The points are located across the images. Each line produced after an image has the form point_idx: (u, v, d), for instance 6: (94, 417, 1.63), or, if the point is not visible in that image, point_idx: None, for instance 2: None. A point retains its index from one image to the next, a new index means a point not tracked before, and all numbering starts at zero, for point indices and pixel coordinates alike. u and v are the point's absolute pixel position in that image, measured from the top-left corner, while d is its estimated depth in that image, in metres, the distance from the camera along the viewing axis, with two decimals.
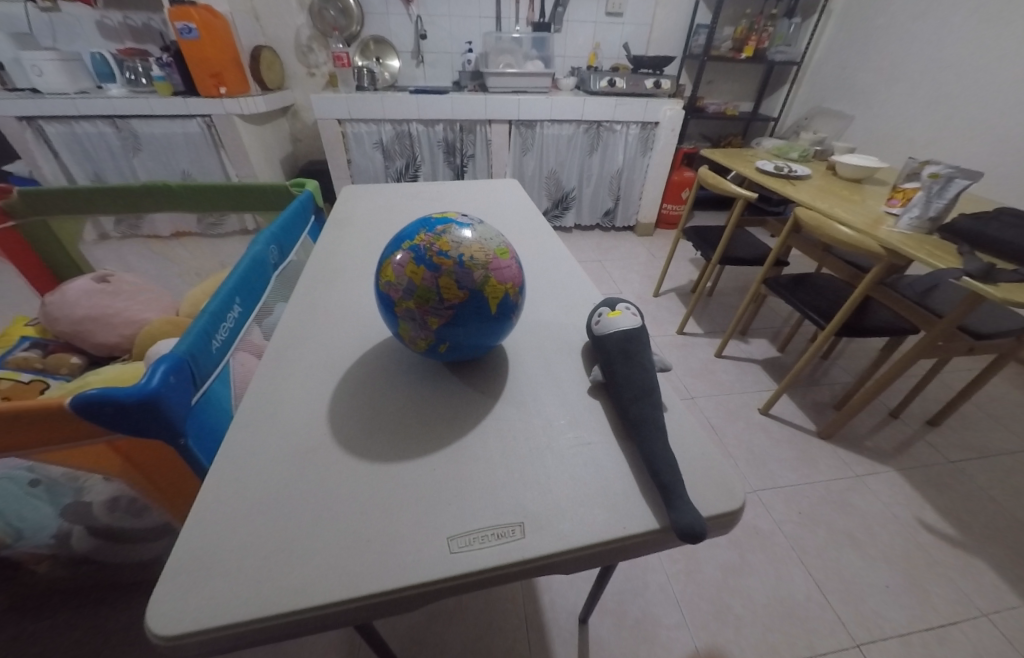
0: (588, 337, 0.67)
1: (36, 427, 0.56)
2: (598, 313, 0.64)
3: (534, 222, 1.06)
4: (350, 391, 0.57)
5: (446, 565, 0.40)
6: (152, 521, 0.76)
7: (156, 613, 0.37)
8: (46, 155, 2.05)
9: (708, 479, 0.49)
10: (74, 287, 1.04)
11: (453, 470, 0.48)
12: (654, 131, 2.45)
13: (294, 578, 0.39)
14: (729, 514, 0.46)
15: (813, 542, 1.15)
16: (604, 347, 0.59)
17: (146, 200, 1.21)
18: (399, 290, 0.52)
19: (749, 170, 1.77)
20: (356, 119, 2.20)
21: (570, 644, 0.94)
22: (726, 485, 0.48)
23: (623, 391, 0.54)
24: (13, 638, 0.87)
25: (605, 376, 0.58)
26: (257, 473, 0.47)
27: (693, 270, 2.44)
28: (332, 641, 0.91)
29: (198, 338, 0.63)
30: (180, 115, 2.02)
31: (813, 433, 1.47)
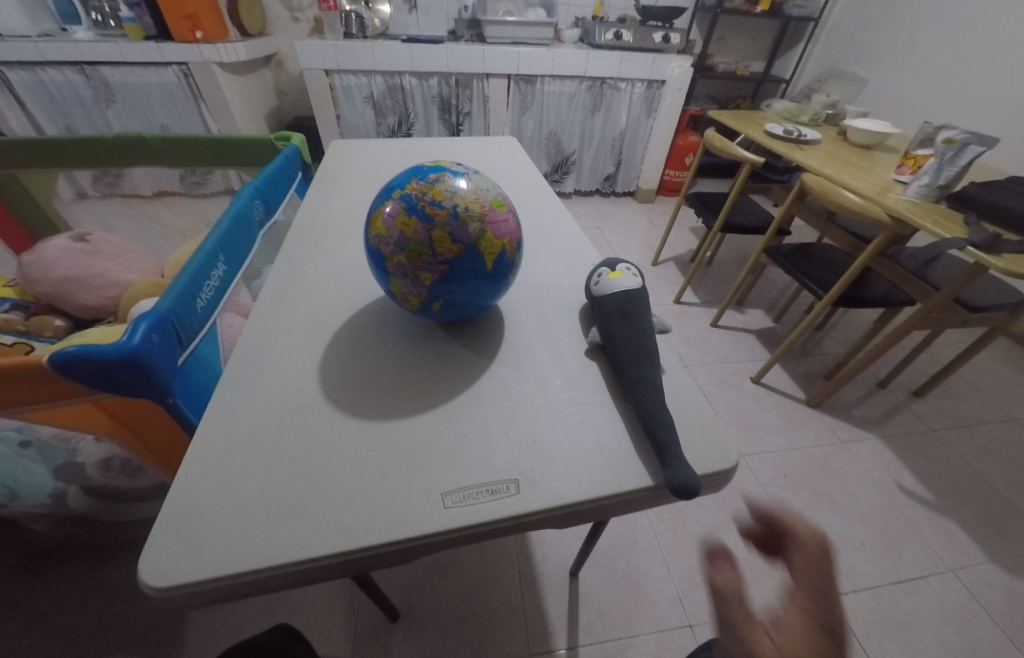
0: (587, 298, 0.65)
1: (19, 386, 0.54)
2: (595, 276, 0.62)
3: (533, 182, 1.02)
4: (340, 350, 0.56)
5: (441, 520, 0.40)
6: (146, 480, 0.76)
7: (146, 565, 0.37)
8: (12, 105, 1.93)
9: (703, 439, 0.49)
10: (52, 245, 1.00)
11: (447, 429, 0.48)
12: (659, 90, 2.35)
13: (288, 532, 0.39)
14: (722, 473, 0.47)
15: (796, 506, 1.19)
16: (601, 312, 0.58)
17: (122, 153, 1.14)
18: (390, 244, 0.49)
19: (756, 133, 1.71)
20: (345, 70, 2.07)
21: (559, 597, 0.98)
22: (723, 446, 0.49)
23: (622, 355, 0.53)
24: (19, 588, 0.90)
25: (602, 338, 0.57)
26: (247, 432, 0.46)
27: (692, 238, 2.40)
28: (331, 599, 0.94)
29: (181, 295, 0.61)
30: (155, 63, 1.89)
31: (802, 402, 1.50)
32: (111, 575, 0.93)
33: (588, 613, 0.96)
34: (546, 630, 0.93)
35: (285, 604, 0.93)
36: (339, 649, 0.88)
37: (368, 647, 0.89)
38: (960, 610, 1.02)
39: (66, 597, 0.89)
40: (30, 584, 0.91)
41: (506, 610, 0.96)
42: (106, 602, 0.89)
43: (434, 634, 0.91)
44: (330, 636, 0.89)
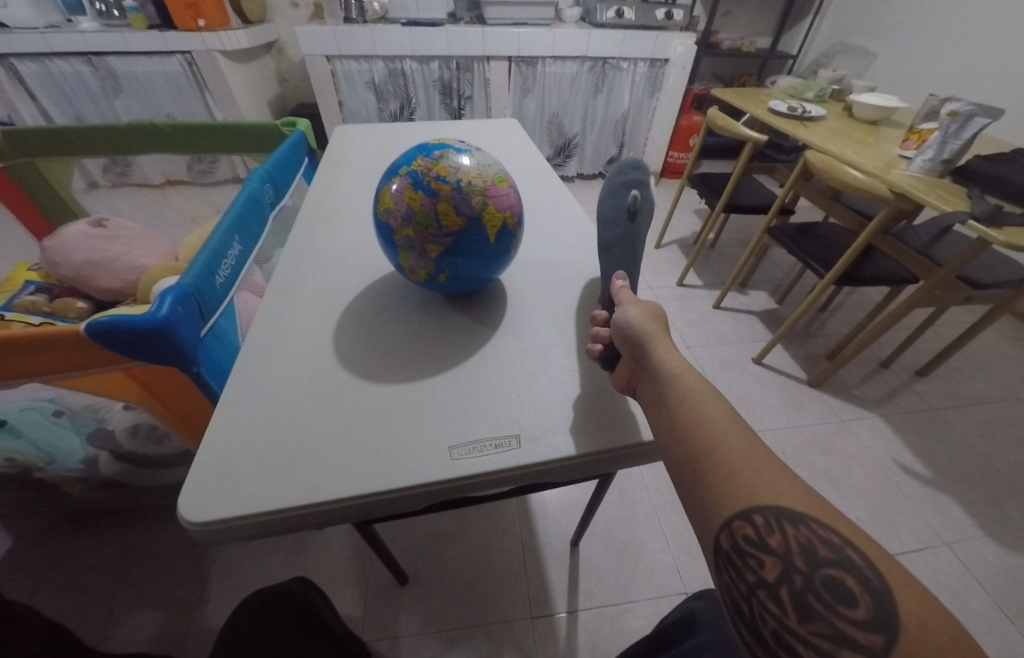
0: (626, 167, 0.67)
1: (56, 353, 0.58)
2: (613, 174, 0.67)
3: (534, 164, 1.03)
4: (352, 323, 0.59)
5: (451, 469, 0.44)
6: (173, 448, 0.82)
7: (185, 501, 0.41)
8: (23, 97, 1.97)
9: None
10: (72, 232, 1.03)
11: (453, 391, 0.51)
12: (663, 70, 2.32)
13: (310, 480, 0.43)
14: None
15: None
16: (606, 205, 0.64)
17: (133, 139, 1.17)
18: (398, 217, 0.52)
19: (761, 111, 1.70)
20: (346, 55, 2.07)
21: (562, 563, 1.03)
22: None
23: (613, 253, 0.61)
24: (55, 550, 0.96)
25: (641, 210, 0.63)
26: (269, 394, 0.50)
27: (696, 221, 2.40)
28: (345, 567, 0.99)
29: (201, 272, 0.64)
30: (159, 53, 1.91)
31: (803, 381, 1.52)
32: (141, 539, 0.99)
33: (589, 579, 1.01)
34: (549, 594, 0.98)
35: (303, 567, 0.98)
36: (355, 609, 0.94)
37: (381, 608, 0.94)
38: (952, 580, 1.05)
39: (101, 558, 0.96)
40: (64, 547, 0.97)
41: (512, 574, 1.01)
42: (135, 565, 0.95)
43: (442, 598, 0.96)
44: (346, 598, 0.95)
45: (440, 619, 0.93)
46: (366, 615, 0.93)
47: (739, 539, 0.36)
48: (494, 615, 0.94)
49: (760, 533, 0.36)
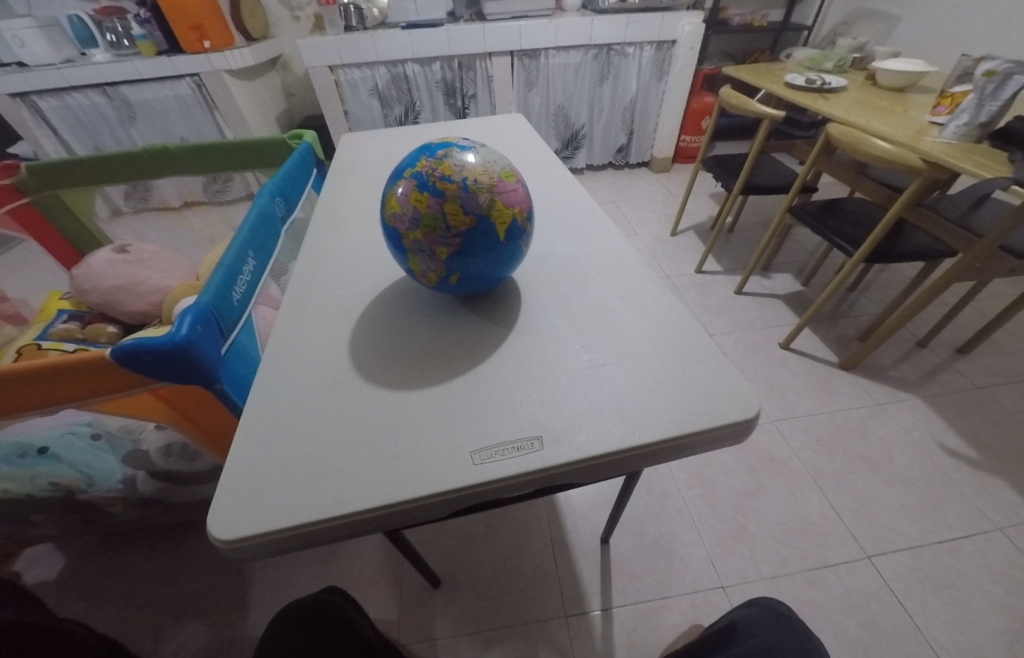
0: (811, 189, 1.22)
1: (89, 380, 0.60)
2: None
3: (543, 156, 1.01)
4: (367, 331, 0.58)
5: (472, 474, 0.43)
6: (204, 463, 0.83)
7: (212, 518, 0.41)
8: (46, 132, 2.05)
9: (721, 393, 0.49)
10: (98, 257, 1.07)
11: (472, 395, 0.50)
12: (670, 52, 2.26)
13: (332, 492, 0.42)
14: (744, 423, 0.47)
15: (830, 468, 1.17)
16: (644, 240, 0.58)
17: (150, 164, 1.20)
18: (406, 221, 0.51)
19: (776, 86, 1.63)
20: (349, 64, 2.08)
21: (593, 562, 1.01)
22: (742, 397, 0.49)
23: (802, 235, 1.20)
24: (104, 566, 1.00)
25: None
26: (289, 408, 0.50)
27: (712, 205, 2.33)
28: (376, 573, 1.00)
29: (219, 290, 0.65)
30: (170, 77, 1.96)
31: (834, 365, 1.46)
32: (181, 553, 1.02)
33: (620, 577, 0.99)
34: (581, 595, 0.96)
35: (336, 572, 0.99)
36: (387, 611, 0.94)
37: (413, 610, 0.95)
38: (1009, 568, 0.99)
39: (145, 574, 0.99)
40: (111, 563, 1.01)
41: (543, 572, 1.00)
42: (177, 578, 0.98)
43: (472, 600, 0.96)
44: (378, 601, 0.96)
45: (472, 621, 0.93)
46: (401, 619, 0.94)
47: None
48: (526, 615, 0.94)
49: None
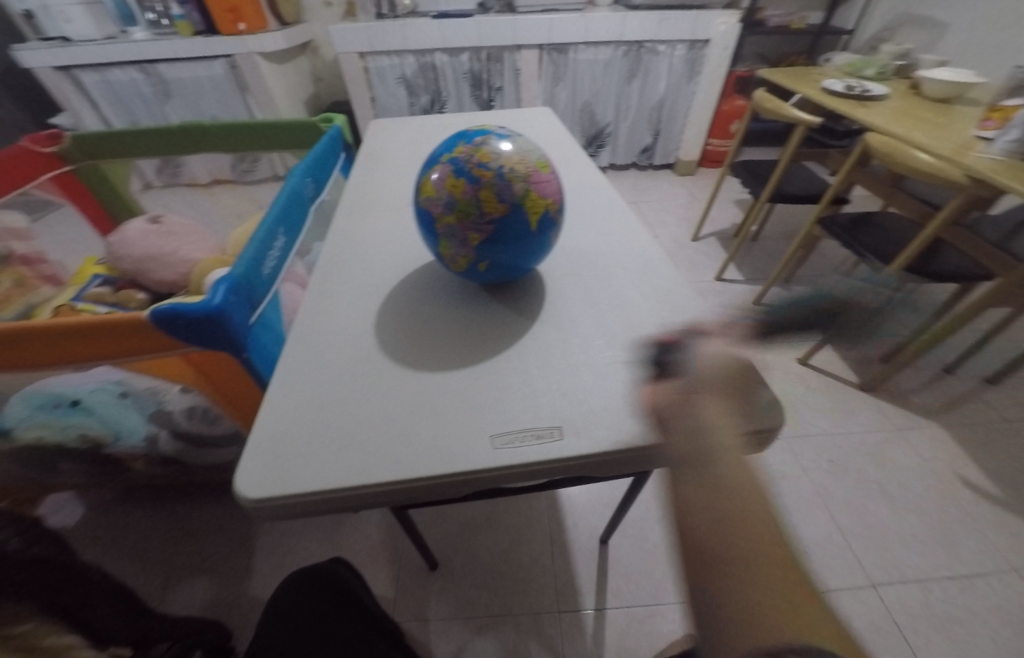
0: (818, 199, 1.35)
1: (122, 339, 0.62)
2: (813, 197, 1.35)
3: (570, 151, 1.01)
4: (393, 314, 0.59)
5: (490, 457, 0.44)
6: (224, 428, 0.86)
7: (241, 479, 0.42)
8: (85, 104, 2.13)
9: (744, 399, 0.49)
10: (132, 228, 1.10)
11: (493, 381, 0.51)
12: (703, 51, 2.22)
13: (355, 464, 0.44)
14: (766, 431, 0.47)
15: (841, 490, 1.16)
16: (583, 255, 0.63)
17: (184, 141, 1.23)
18: (440, 205, 0.52)
19: (813, 92, 1.59)
20: (379, 51, 2.10)
21: (591, 559, 1.02)
22: (765, 405, 0.48)
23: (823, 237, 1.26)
24: (120, 519, 1.04)
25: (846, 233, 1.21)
26: (315, 381, 0.51)
27: (737, 212, 2.29)
28: (380, 555, 1.01)
29: (251, 263, 0.67)
30: (204, 57, 2.00)
31: (853, 384, 1.43)
32: (194, 514, 1.06)
33: (619, 578, 1.00)
34: (580, 592, 0.97)
35: (343, 549, 1.02)
36: (389, 590, 0.97)
37: (414, 594, 0.97)
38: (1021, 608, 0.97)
39: (160, 532, 1.03)
40: (127, 517, 1.05)
41: (543, 566, 1.01)
42: (188, 538, 1.02)
43: (471, 586, 0.98)
44: (382, 582, 0.98)
45: (471, 607, 0.95)
46: (399, 597, 0.96)
47: (718, 610, 0.32)
48: (523, 606, 0.95)
49: (740, 612, 0.31)
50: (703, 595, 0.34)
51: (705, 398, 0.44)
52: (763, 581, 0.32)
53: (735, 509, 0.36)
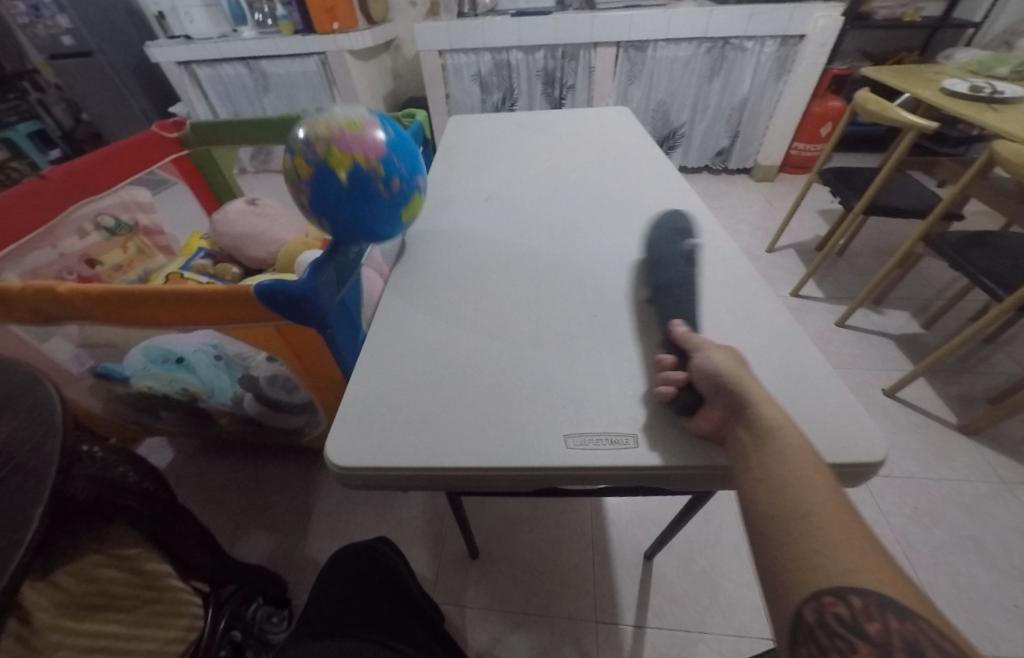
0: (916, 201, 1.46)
1: (227, 308, 0.69)
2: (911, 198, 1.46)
3: (647, 150, 0.97)
4: (469, 305, 0.61)
5: (564, 456, 0.44)
6: (301, 397, 0.93)
7: (332, 447, 0.45)
8: (199, 96, 2.39)
9: (839, 427, 0.45)
10: (232, 208, 1.22)
11: (567, 380, 0.51)
12: (796, 47, 2.04)
13: (433, 446, 0.45)
14: (866, 467, 0.43)
15: (924, 543, 1.03)
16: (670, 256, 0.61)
17: (278, 130, 1.34)
18: (286, 179, 0.66)
19: (928, 93, 1.42)
20: (456, 49, 2.15)
21: (631, 572, 0.99)
22: (865, 437, 0.44)
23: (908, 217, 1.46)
24: (205, 468, 1.17)
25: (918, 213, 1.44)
26: (397, 362, 0.54)
27: (822, 224, 2.11)
28: (424, 536, 1.05)
29: (343, 247, 0.71)
30: (301, 54, 2.16)
31: (950, 426, 1.27)
32: (266, 473, 1.16)
33: (660, 596, 0.96)
34: (617, 603, 0.95)
35: (392, 524, 1.07)
36: (431, 570, 1.00)
37: (454, 577, 0.99)
38: None
39: (236, 484, 1.14)
40: (210, 468, 1.17)
41: (582, 571, 0.99)
42: (260, 494, 1.12)
43: (508, 579, 0.99)
44: (424, 560, 1.02)
45: (507, 599, 0.96)
46: (438, 578, 0.99)
47: (828, 616, 0.32)
48: (558, 607, 0.94)
49: (857, 616, 0.31)
50: (807, 604, 0.33)
51: (726, 402, 0.43)
52: (874, 580, 0.33)
53: (817, 509, 0.36)
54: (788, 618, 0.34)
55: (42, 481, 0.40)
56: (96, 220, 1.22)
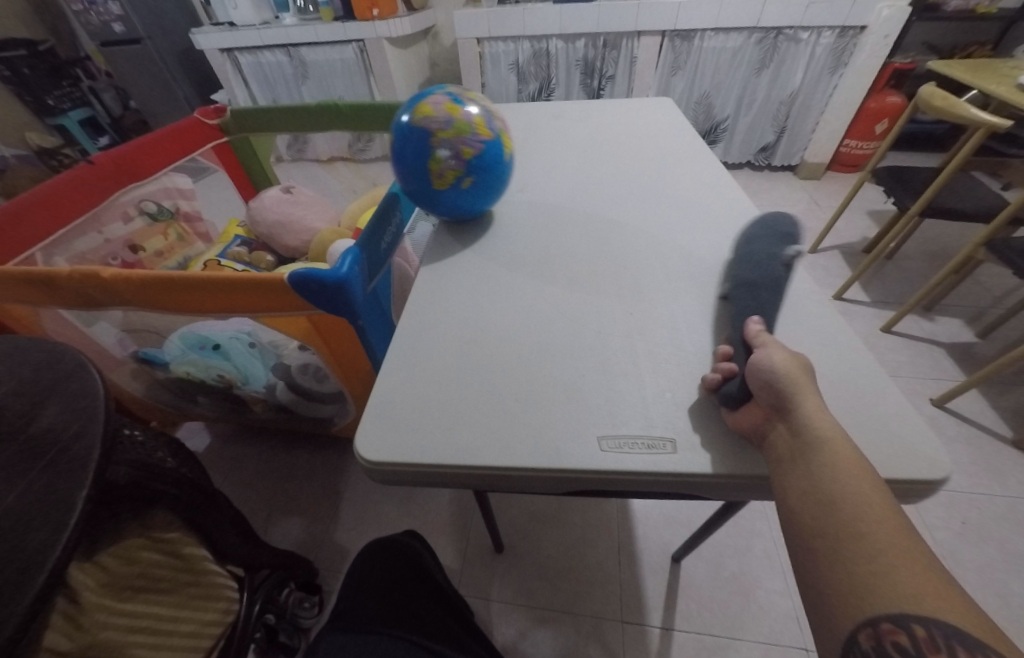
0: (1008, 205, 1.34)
1: (259, 296, 0.70)
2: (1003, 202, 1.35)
3: (691, 142, 0.92)
4: (500, 298, 0.59)
5: (596, 457, 0.42)
6: (330, 386, 0.94)
7: (361, 438, 0.45)
8: (239, 83, 2.44)
9: (900, 444, 0.41)
10: (268, 195, 1.24)
11: (602, 381, 0.49)
12: (856, 39, 1.91)
13: (462, 442, 0.44)
14: (927, 485, 0.39)
15: (977, 566, 0.96)
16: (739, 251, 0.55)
17: (315, 119, 1.35)
18: (439, 122, 0.62)
19: (1003, 89, 1.30)
20: (495, 37, 2.12)
21: (658, 576, 0.97)
22: (926, 452, 0.40)
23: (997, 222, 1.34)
24: (237, 449, 1.21)
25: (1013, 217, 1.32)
26: (427, 354, 0.53)
27: (871, 225, 1.99)
28: (444, 525, 1.06)
29: (373, 235, 0.71)
30: (339, 42, 2.17)
31: (1008, 443, 1.17)
32: (293, 456, 1.19)
33: (687, 601, 0.93)
34: (641, 606, 0.93)
35: (412, 512, 1.08)
36: (451, 559, 1.01)
37: (475, 566, 1.00)
38: None
39: (265, 465, 1.17)
40: (241, 448, 1.21)
41: (604, 571, 0.98)
42: (287, 477, 1.15)
43: (528, 573, 0.98)
44: (444, 548, 1.02)
45: (528, 593, 0.95)
46: (458, 567, 0.99)
47: (888, 648, 0.29)
48: (581, 606, 0.93)
49: (920, 647, 0.29)
50: (862, 630, 0.30)
51: (774, 401, 0.41)
52: (941, 607, 0.30)
53: (878, 526, 0.33)
54: (838, 642, 0.31)
55: (85, 463, 0.41)
56: (139, 206, 1.26)
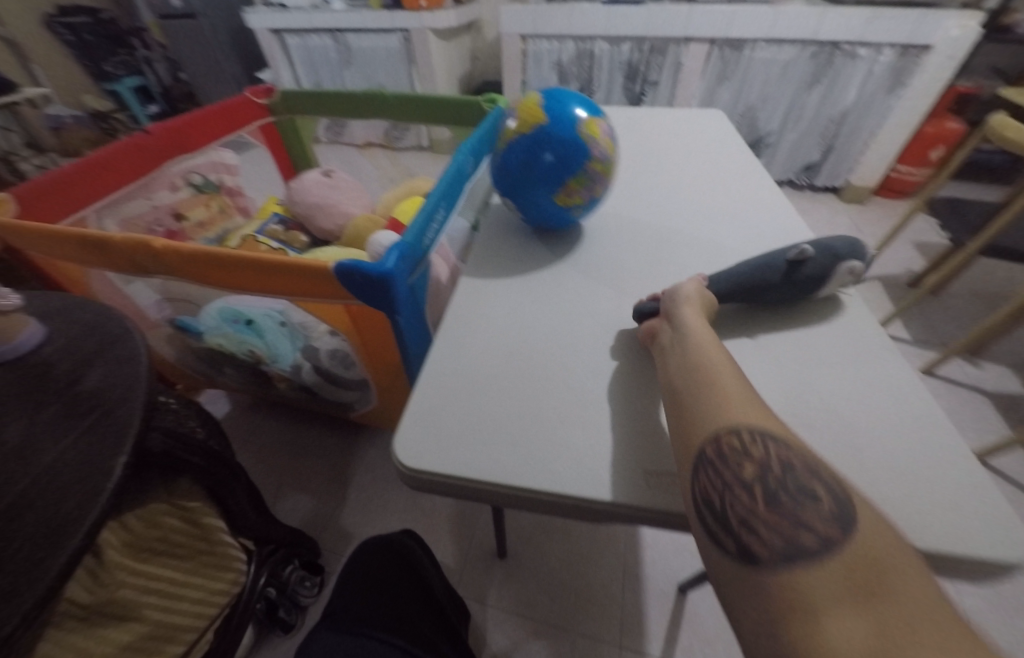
0: None
1: (300, 282, 0.70)
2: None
3: (743, 160, 0.89)
4: (542, 313, 0.59)
5: (641, 491, 0.40)
6: (356, 374, 0.95)
7: (399, 445, 0.44)
8: (285, 64, 2.48)
9: (972, 512, 0.37)
10: (308, 178, 1.26)
11: (648, 410, 0.47)
12: (917, 59, 1.83)
13: (504, 461, 0.43)
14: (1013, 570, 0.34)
15: (1000, 629, 0.92)
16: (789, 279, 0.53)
17: (359, 107, 1.36)
18: (599, 150, 0.64)
19: None
20: (540, 35, 2.10)
21: (663, 604, 0.95)
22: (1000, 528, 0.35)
23: None
24: (258, 425, 1.23)
25: None
26: (467, 365, 0.52)
27: (916, 257, 1.90)
28: (451, 527, 1.06)
29: (418, 232, 0.70)
30: (386, 30, 2.19)
31: None
32: (311, 440, 1.20)
33: (690, 633, 0.91)
34: (643, 631, 0.91)
35: (422, 509, 1.08)
36: (455, 561, 1.01)
37: (478, 571, 1.00)
38: None
39: (283, 443, 1.19)
40: (262, 426, 1.23)
41: (608, 593, 0.96)
42: (303, 459, 1.16)
43: (532, 585, 0.98)
44: (449, 550, 1.02)
45: (530, 605, 0.95)
46: (462, 571, 0.99)
47: (724, 448, 0.35)
48: (581, 626, 0.92)
49: (746, 445, 0.34)
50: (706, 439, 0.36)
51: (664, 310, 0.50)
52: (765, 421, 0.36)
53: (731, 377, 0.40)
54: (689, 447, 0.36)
55: (124, 428, 0.42)
56: (187, 177, 1.31)
